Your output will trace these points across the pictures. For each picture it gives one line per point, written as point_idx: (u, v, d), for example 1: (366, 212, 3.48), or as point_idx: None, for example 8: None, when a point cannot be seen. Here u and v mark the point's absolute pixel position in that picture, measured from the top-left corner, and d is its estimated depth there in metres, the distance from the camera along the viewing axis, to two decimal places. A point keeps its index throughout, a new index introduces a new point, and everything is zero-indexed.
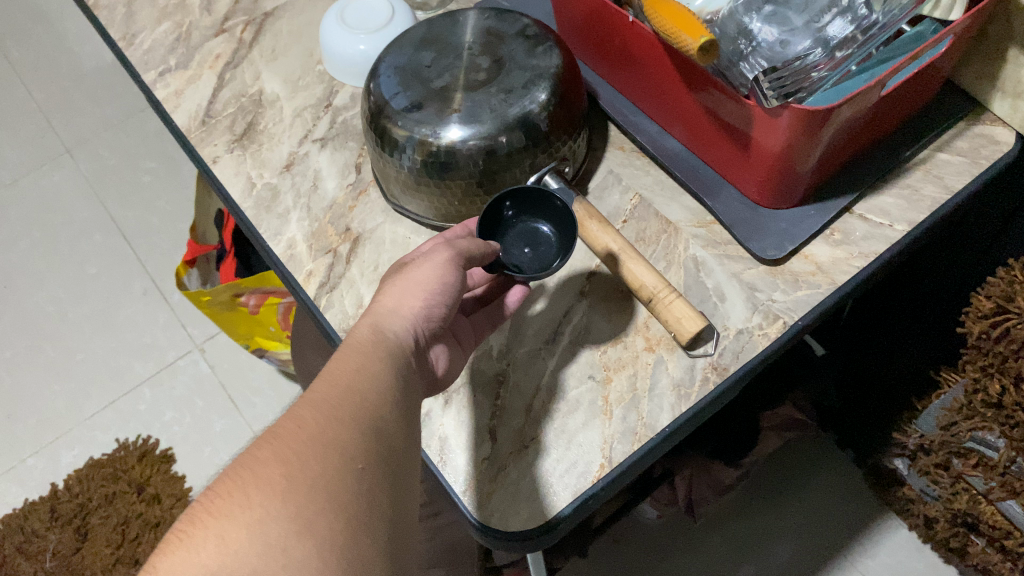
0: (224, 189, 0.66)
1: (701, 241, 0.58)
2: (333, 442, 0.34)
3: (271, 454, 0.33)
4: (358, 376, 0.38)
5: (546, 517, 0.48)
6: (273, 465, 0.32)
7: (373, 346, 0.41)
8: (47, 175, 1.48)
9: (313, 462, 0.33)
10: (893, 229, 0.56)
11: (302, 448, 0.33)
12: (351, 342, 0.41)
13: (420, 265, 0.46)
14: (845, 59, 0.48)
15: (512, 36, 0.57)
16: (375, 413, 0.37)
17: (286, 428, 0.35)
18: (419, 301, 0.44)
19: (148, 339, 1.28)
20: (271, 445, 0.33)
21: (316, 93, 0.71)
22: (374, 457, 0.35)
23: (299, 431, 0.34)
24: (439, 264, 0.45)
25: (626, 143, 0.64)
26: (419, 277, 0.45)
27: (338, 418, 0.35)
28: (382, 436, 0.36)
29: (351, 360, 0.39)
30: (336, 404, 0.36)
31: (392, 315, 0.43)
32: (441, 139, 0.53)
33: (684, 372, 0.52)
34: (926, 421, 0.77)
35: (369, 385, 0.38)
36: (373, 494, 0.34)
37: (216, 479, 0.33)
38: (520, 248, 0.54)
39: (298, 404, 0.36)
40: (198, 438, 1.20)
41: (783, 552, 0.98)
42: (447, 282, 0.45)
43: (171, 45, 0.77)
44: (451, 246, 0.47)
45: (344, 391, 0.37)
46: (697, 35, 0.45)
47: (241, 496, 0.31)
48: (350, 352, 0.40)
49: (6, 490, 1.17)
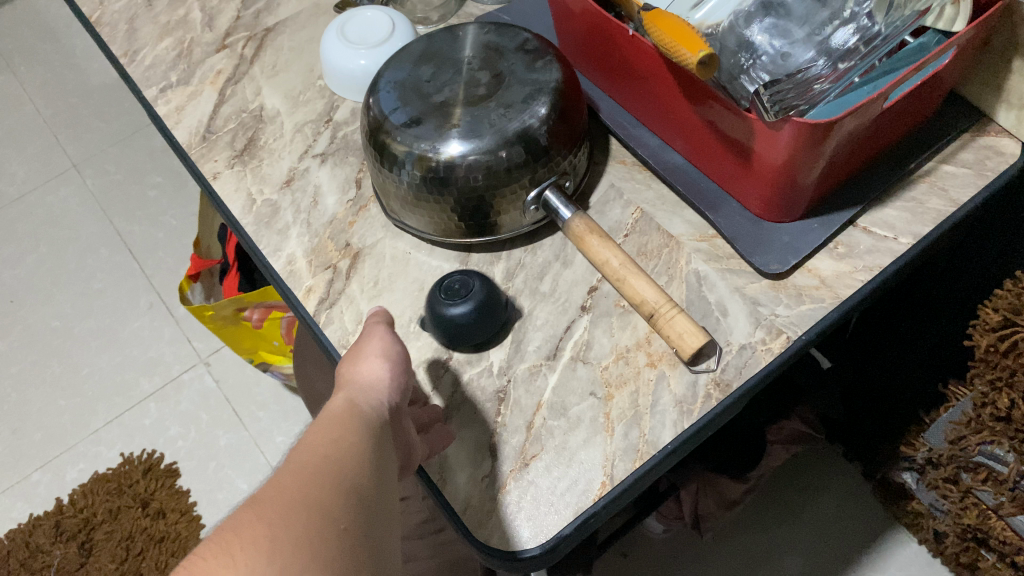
0: (224, 206, 0.66)
1: (703, 255, 0.57)
2: (315, 503, 0.34)
3: (253, 516, 0.32)
4: (336, 444, 0.38)
5: (548, 535, 0.47)
6: (258, 526, 0.32)
7: (348, 415, 0.41)
8: (54, 191, 1.48)
9: (298, 520, 0.33)
10: (897, 242, 0.55)
11: (285, 511, 0.33)
12: (325, 419, 0.41)
13: (370, 344, 0.48)
14: (848, 72, 0.48)
15: (512, 50, 0.57)
16: (353, 479, 0.37)
17: (267, 495, 0.34)
18: (385, 369, 0.46)
19: (153, 354, 1.28)
20: (255, 509, 0.33)
21: (317, 108, 0.71)
22: (357, 518, 0.35)
23: (281, 495, 0.34)
24: (387, 339, 0.48)
25: (627, 157, 0.64)
26: (371, 350, 0.47)
27: (319, 483, 0.35)
28: (365, 501, 0.36)
29: (329, 432, 0.39)
30: (316, 470, 0.36)
31: (365, 385, 0.44)
32: (441, 154, 0.52)
33: (687, 389, 0.52)
34: (935, 435, 0.77)
35: (347, 452, 0.38)
36: (358, 556, 0.33)
37: (200, 547, 0.32)
38: (450, 285, 0.54)
39: (277, 476, 0.36)
40: (203, 453, 1.19)
41: (792, 566, 0.97)
42: (399, 354, 0.48)
43: (173, 62, 0.77)
44: (389, 326, 0.50)
45: (325, 458, 0.37)
46: (697, 49, 0.45)
47: (226, 558, 0.31)
48: (326, 425, 0.40)
49: (12, 506, 1.17)
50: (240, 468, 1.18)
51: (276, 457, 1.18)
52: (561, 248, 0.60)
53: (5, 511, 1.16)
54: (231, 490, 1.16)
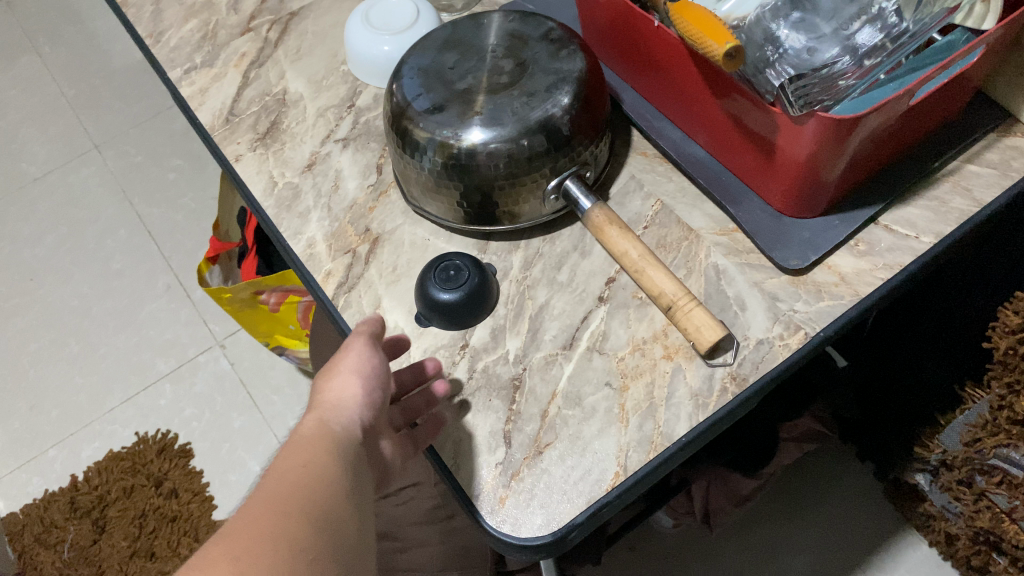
0: (246, 188, 0.66)
1: (723, 249, 0.57)
2: (281, 540, 0.37)
3: (219, 555, 0.36)
4: (307, 469, 0.41)
5: (561, 523, 0.47)
6: (223, 567, 0.35)
7: (321, 439, 0.43)
8: (75, 171, 1.49)
9: (262, 560, 0.36)
10: (919, 241, 0.55)
11: (251, 549, 0.36)
12: (296, 442, 0.43)
13: (345, 355, 0.48)
14: (874, 68, 0.48)
15: (537, 39, 0.57)
16: (321, 506, 0.40)
17: (235, 527, 0.37)
18: (359, 386, 0.47)
19: (169, 336, 1.29)
20: (220, 547, 0.36)
21: (340, 93, 0.71)
22: (322, 549, 0.38)
23: (248, 531, 0.37)
24: (363, 349, 0.48)
25: (648, 149, 0.64)
26: (346, 363, 0.47)
27: (284, 514, 0.38)
28: (330, 527, 0.39)
29: (301, 455, 0.42)
30: (285, 500, 0.39)
31: (336, 405, 0.45)
32: (463, 141, 0.52)
33: (703, 382, 0.52)
34: (949, 437, 0.76)
35: (318, 478, 0.41)
36: None
37: None
38: (449, 265, 0.55)
39: (248, 504, 0.39)
40: (217, 435, 1.20)
41: (799, 564, 0.97)
42: (376, 364, 0.48)
43: (198, 44, 0.77)
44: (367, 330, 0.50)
45: (294, 487, 0.40)
46: (723, 41, 0.45)
47: None
48: (299, 447, 0.42)
49: (27, 481, 1.18)
50: (253, 450, 1.18)
51: None
52: (580, 238, 0.60)
53: (21, 486, 1.18)
54: (244, 472, 1.17)
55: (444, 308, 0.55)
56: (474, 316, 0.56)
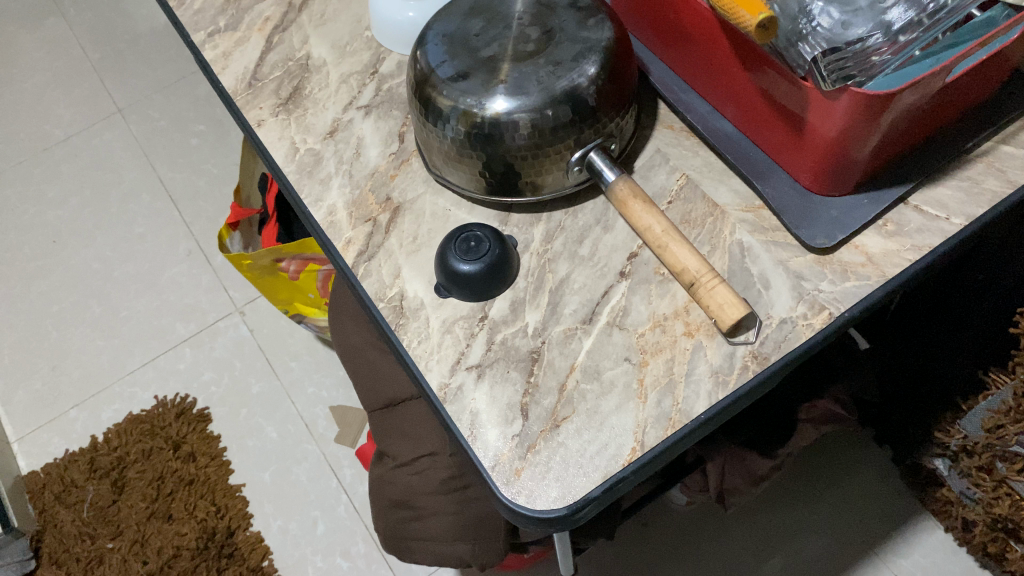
0: (268, 154, 0.66)
1: (748, 226, 0.56)
2: None
3: None
4: None
5: (576, 497, 0.47)
6: None
7: None
8: (99, 134, 1.50)
9: None
10: (949, 222, 0.53)
11: None
12: None
13: None
14: (909, 44, 0.47)
15: (564, 7, 0.56)
16: None
17: None
18: None
19: (189, 300, 1.30)
20: None
21: (363, 60, 0.70)
22: None
23: None
24: None
25: (675, 122, 0.63)
26: None
27: None
28: None
29: None
30: None
31: None
32: (486, 110, 0.52)
33: (724, 359, 0.51)
34: (970, 422, 0.79)
35: None
36: None
37: None
38: (469, 236, 0.55)
39: None
40: (235, 400, 1.21)
41: (814, 546, 0.97)
42: None
43: (221, 7, 0.77)
44: None
45: None
46: (756, 12, 0.44)
47: None
48: None
49: (49, 441, 1.20)
50: (270, 416, 1.19)
51: (307, 407, 1.19)
52: (603, 212, 0.59)
53: (43, 445, 1.20)
54: (260, 437, 1.18)
55: (468, 281, 0.54)
56: (496, 285, 0.56)
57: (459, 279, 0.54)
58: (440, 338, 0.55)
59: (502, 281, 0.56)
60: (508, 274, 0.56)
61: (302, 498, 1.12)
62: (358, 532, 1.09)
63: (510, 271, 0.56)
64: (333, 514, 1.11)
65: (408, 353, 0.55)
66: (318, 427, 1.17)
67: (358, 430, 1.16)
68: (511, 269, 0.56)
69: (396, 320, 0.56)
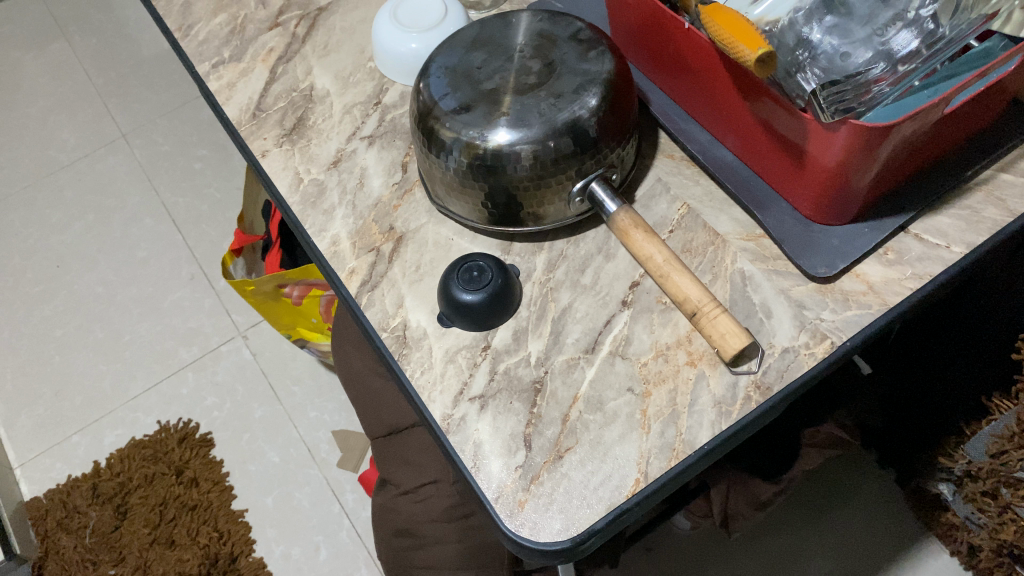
0: (272, 184, 0.67)
1: (749, 255, 0.56)
2: None
3: None
4: None
5: (579, 529, 0.47)
6: None
7: None
8: (103, 159, 1.51)
9: None
10: (950, 251, 0.54)
11: None
12: None
13: None
14: (908, 75, 0.48)
15: (565, 39, 0.56)
16: None
17: None
18: None
19: (192, 325, 1.30)
20: None
21: (367, 90, 0.71)
22: None
23: None
24: None
25: (676, 151, 0.63)
26: None
27: None
28: None
29: None
30: None
31: None
32: (489, 142, 0.52)
33: (727, 390, 0.51)
34: (974, 447, 0.77)
35: None
36: None
37: None
38: (472, 266, 0.55)
39: None
40: (238, 424, 1.21)
41: (816, 570, 0.96)
42: None
43: (226, 38, 0.78)
44: None
45: None
46: (755, 47, 0.44)
47: None
48: None
49: (52, 466, 1.20)
50: (273, 440, 1.19)
51: (309, 431, 1.19)
52: (604, 241, 0.59)
53: (45, 470, 1.20)
54: (263, 462, 1.17)
55: (471, 310, 0.55)
56: (497, 315, 0.56)
57: (462, 308, 0.55)
58: (443, 368, 0.55)
59: (504, 310, 0.56)
60: (509, 304, 0.56)
61: (305, 523, 1.12)
62: (361, 556, 1.09)
63: (511, 301, 0.56)
64: (335, 539, 1.10)
65: (411, 383, 0.55)
66: (321, 451, 1.17)
67: (360, 454, 1.16)
68: (512, 301, 0.56)
69: (398, 350, 0.57)
